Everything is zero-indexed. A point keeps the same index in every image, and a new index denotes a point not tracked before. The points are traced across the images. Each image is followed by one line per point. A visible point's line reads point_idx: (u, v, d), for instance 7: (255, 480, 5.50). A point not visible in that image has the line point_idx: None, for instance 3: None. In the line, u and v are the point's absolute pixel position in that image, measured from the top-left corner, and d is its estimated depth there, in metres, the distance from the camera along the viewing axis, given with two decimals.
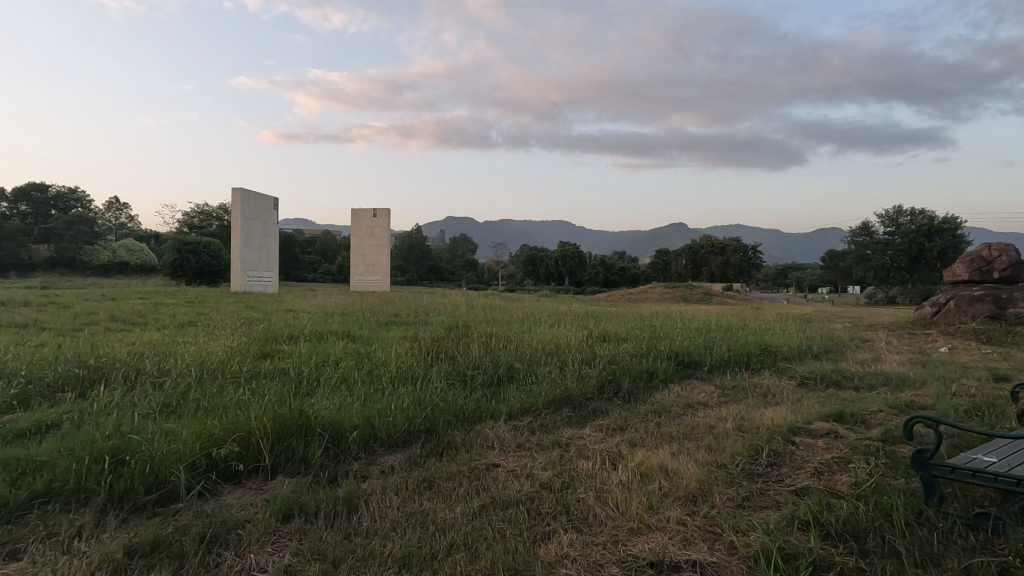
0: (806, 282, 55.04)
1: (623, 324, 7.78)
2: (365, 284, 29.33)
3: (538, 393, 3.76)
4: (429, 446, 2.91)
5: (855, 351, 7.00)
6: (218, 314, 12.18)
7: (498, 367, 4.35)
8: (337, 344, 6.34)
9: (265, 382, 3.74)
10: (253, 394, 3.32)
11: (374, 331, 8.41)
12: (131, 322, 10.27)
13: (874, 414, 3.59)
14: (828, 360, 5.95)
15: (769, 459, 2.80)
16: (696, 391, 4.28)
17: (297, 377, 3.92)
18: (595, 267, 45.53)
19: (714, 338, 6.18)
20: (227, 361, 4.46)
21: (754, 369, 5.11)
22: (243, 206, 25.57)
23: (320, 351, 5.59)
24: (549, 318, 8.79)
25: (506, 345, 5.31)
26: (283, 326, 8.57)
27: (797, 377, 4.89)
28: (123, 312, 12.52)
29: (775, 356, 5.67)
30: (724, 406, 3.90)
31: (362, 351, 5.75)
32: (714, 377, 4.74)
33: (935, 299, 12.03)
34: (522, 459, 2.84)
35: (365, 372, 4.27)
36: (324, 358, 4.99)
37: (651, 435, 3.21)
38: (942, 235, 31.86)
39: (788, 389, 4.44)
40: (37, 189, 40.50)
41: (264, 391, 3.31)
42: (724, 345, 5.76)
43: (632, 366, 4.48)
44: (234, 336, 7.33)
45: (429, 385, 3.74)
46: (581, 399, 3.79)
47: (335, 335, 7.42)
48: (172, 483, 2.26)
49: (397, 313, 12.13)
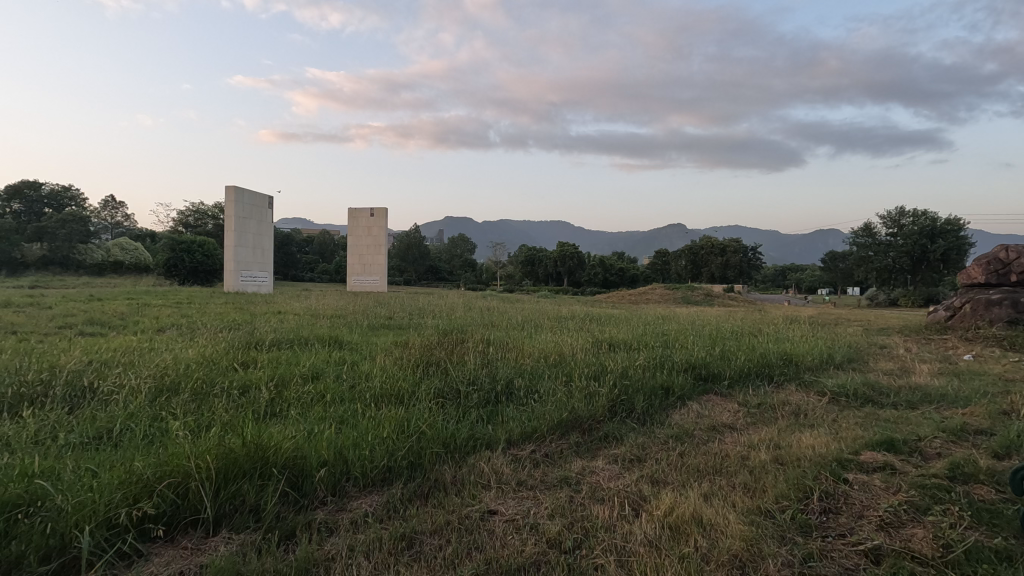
0: (805, 283, 54.66)
1: (630, 330, 7.30)
2: (363, 284, 28.77)
3: (541, 416, 3.27)
4: (412, 485, 2.43)
5: (878, 360, 6.52)
6: (206, 316, 11.65)
7: (495, 382, 3.87)
8: (322, 352, 5.84)
9: (228, 402, 3.25)
10: (207, 419, 2.82)
11: (364, 336, 7.91)
12: (113, 325, 9.74)
13: (927, 441, 3.12)
14: (854, 372, 5.47)
15: (822, 505, 2.33)
16: (718, 410, 3.80)
17: (266, 396, 3.44)
18: (594, 267, 45.03)
19: (731, 347, 5.70)
20: (191, 375, 3.97)
21: (778, 382, 4.63)
22: (237, 205, 24.99)
23: (302, 362, 5.09)
24: (551, 322, 8.28)
25: (505, 355, 4.82)
26: (270, 330, 8.06)
27: (826, 392, 4.41)
28: (106, 314, 11.96)
29: (798, 368, 5.19)
30: (753, 429, 3.42)
31: (348, 361, 5.26)
32: (736, 393, 4.26)
33: (950, 303, 11.57)
34: (524, 503, 2.36)
35: (345, 388, 3.78)
36: (303, 370, 4.51)
37: (675, 469, 2.73)
38: (945, 236, 31.46)
39: (820, 407, 3.97)
40: (30, 186, 39.77)
41: (220, 416, 2.82)
42: (742, 355, 5.29)
43: (646, 382, 4.00)
44: (213, 342, 6.81)
45: (417, 405, 3.26)
46: (590, 422, 3.32)
47: (323, 341, 6.93)
48: (77, 547, 1.76)
49: (393, 315, 11.63)
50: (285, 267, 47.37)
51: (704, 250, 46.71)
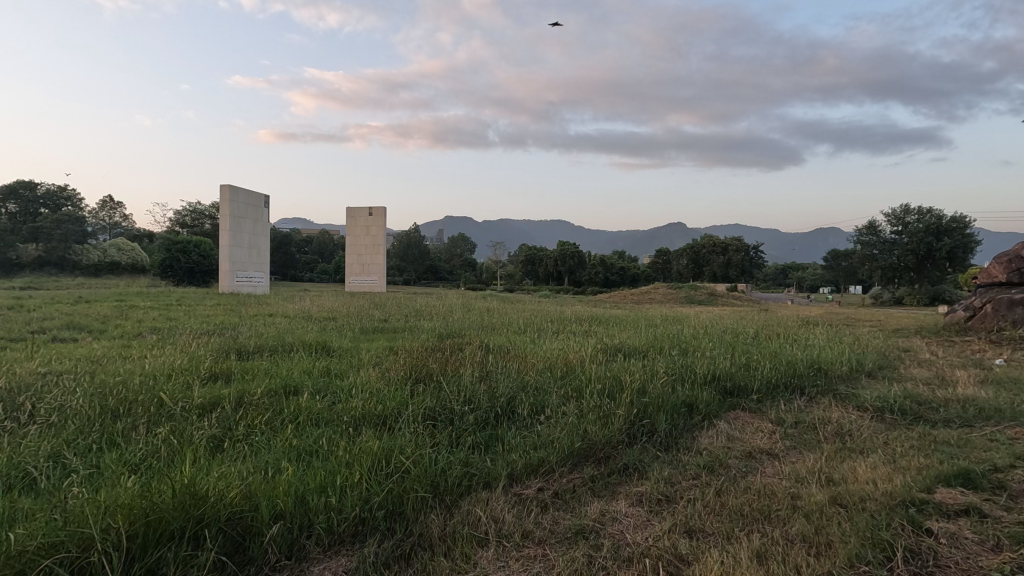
0: (806, 282, 54.23)
1: (642, 334, 6.80)
2: (361, 284, 28.27)
3: (549, 443, 2.78)
4: (389, 544, 1.93)
5: (908, 367, 6.04)
6: (194, 318, 11.13)
7: (495, 401, 3.39)
8: (306, 361, 5.34)
9: (180, 432, 2.76)
10: (144, 461, 2.32)
11: (356, 341, 7.41)
12: (93, 328, 9.23)
13: (1006, 473, 2.63)
14: (890, 382, 4.97)
15: (908, 570, 1.84)
16: (750, 432, 3.32)
17: (226, 424, 2.94)
18: (594, 266, 44.59)
19: (752, 354, 5.19)
20: (145, 391, 3.47)
21: (811, 397, 4.15)
22: (231, 204, 24.43)
23: (280, 372, 4.60)
24: (554, 326, 7.77)
25: (507, 365, 4.33)
26: (255, 334, 7.56)
27: (867, 407, 3.93)
28: (91, 316, 11.45)
29: (829, 377, 4.71)
30: (795, 456, 2.94)
31: (334, 371, 4.78)
32: (767, 409, 3.78)
33: (969, 303, 11.09)
34: (532, 569, 1.86)
35: (321, 409, 3.29)
36: (279, 384, 4.02)
37: (715, 515, 2.24)
38: (951, 234, 31.02)
39: (865, 426, 3.49)
40: (24, 186, 39.15)
41: (161, 458, 2.32)
42: (766, 363, 4.81)
43: (666, 396, 3.51)
44: (191, 349, 6.30)
45: (403, 431, 2.77)
46: (606, 451, 2.83)
47: (310, 347, 6.42)
48: None
49: (388, 317, 11.12)
50: (283, 267, 46.86)
51: (706, 249, 46.24)
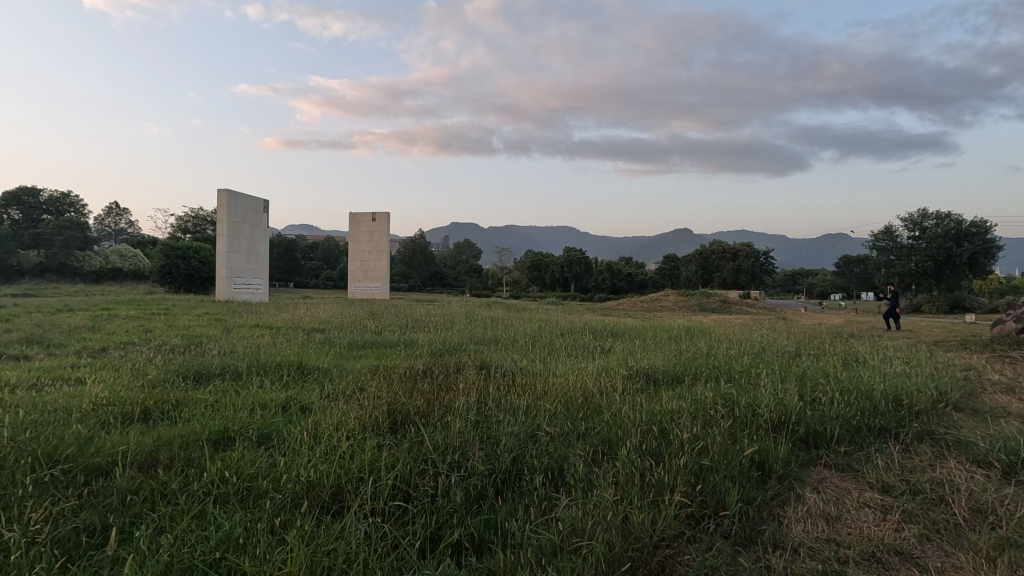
0: (817, 289, 53.08)
1: (669, 352, 5.84)
2: (362, 291, 27.41)
3: (574, 549, 1.84)
4: None
5: (994, 395, 5.01)
6: (172, 331, 10.13)
7: (494, 465, 2.45)
8: (267, 390, 4.40)
9: (20, 543, 1.85)
10: None
11: (342, 359, 6.49)
12: (58, 343, 8.30)
13: None
14: (990, 420, 3.97)
15: None
16: (853, 512, 2.37)
17: (98, 522, 2.03)
18: (601, 273, 43.58)
19: (814, 381, 4.21)
20: (11, 452, 2.54)
21: (908, 448, 3.20)
22: (229, 209, 23.55)
23: (227, 410, 3.66)
24: (568, 343, 6.72)
25: (511, 400, 3.38)
26: (224, 353, 6.55)
27: (989, 462, 2.96)
28: (61, 328, 10.46)
29: (916, 415, 3.74)
30: (935, 562, 1.99)
31: (299, 407, 3.86)
32: (861, 469, 2.81)
33: (1021, 313, 10.02)
34: None
35: (252, 477, 2.37)
36: (215, 429, 3.10)
37: None
38: (972, 239, 29.89)
39: (1006, 494, 2.53)
40: (28, 193, 38.57)
41: None
42: (834, 393, 3.85)
43: (730, 455, 2.55)
44: (144, 372, 5.34)
45: (352, 530, 1.86)
46: (657, 560, 1.88)
47: (283, 371, 5.44)
48: None
49: (382, 330, 10.10)
50: (286, 273, 46.04)
51: (715, 254, 45.21)
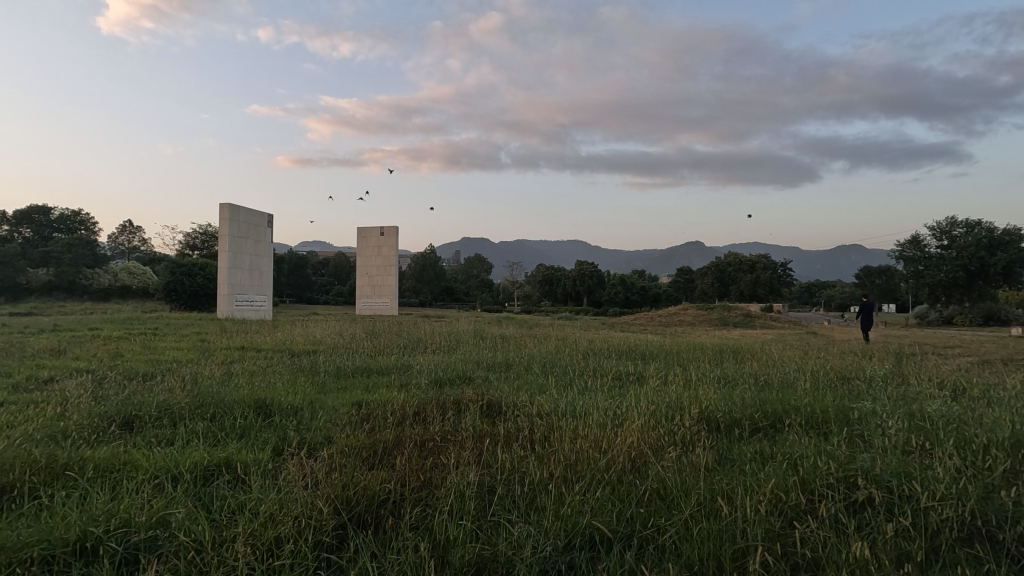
0: (836, 300, 51.39)
1: (720, 385, 4.63)
2: (371, 307, 26.29)
3: None
4: None
5: None
6: (148, 354, 8.99)
7: None
8: (203, 445, 3.26)
9: None
10: None
11: (322, 394, 5.32)
12: (14, 370, 7.22)
13: None
14: None
15: None
16: None
17: None
18: (614, 286, 42.43)
19: (952, 432, 2.95)
20: None
21: None
22: (230, 224, 22.67)
23: (120, 488, 2.52)
24: (595, 370, 5.49)
25: (529, 479, 2.22)
26: (181, 386, 5.38)
27: None
28: (26, 352, 9.34)
29: None
30: None
31: (231, 479, 2.72)
32: None
33: None
34: None
35: None
36: (71, 534, 1.97)
37: None
38: (1005, 248, 28.27)
39: None
40: (38, 210, 37.98)
41: None
42: (997, 453, 2.63)
43: None
44: (68, 415, 4.19)
45: None
46: None
47: (238, 413, 4.27)
48: None
49: (379, 352, 8.96)
50: (295, 290, 45.24)
51: (732, 267, 43.86)
